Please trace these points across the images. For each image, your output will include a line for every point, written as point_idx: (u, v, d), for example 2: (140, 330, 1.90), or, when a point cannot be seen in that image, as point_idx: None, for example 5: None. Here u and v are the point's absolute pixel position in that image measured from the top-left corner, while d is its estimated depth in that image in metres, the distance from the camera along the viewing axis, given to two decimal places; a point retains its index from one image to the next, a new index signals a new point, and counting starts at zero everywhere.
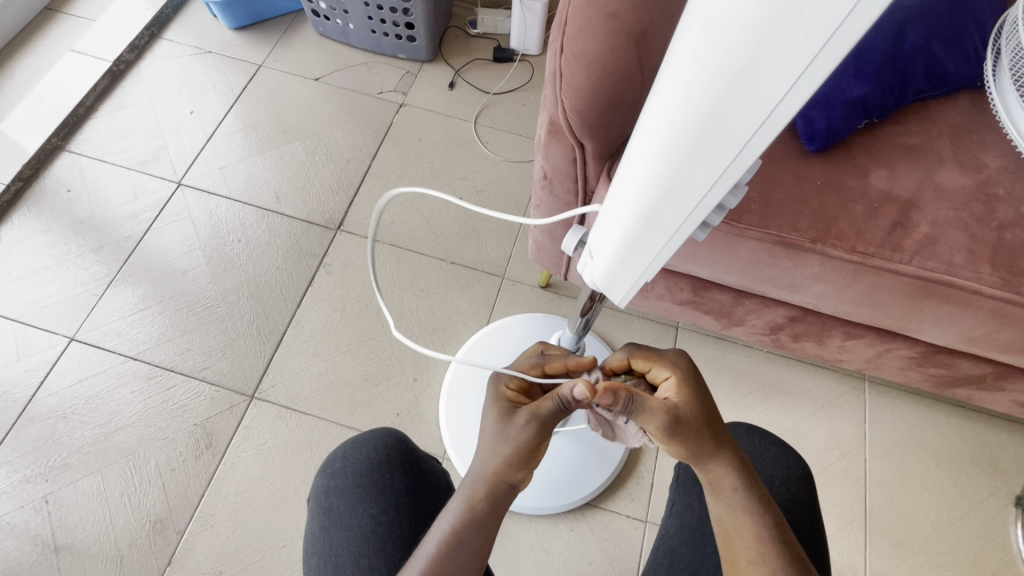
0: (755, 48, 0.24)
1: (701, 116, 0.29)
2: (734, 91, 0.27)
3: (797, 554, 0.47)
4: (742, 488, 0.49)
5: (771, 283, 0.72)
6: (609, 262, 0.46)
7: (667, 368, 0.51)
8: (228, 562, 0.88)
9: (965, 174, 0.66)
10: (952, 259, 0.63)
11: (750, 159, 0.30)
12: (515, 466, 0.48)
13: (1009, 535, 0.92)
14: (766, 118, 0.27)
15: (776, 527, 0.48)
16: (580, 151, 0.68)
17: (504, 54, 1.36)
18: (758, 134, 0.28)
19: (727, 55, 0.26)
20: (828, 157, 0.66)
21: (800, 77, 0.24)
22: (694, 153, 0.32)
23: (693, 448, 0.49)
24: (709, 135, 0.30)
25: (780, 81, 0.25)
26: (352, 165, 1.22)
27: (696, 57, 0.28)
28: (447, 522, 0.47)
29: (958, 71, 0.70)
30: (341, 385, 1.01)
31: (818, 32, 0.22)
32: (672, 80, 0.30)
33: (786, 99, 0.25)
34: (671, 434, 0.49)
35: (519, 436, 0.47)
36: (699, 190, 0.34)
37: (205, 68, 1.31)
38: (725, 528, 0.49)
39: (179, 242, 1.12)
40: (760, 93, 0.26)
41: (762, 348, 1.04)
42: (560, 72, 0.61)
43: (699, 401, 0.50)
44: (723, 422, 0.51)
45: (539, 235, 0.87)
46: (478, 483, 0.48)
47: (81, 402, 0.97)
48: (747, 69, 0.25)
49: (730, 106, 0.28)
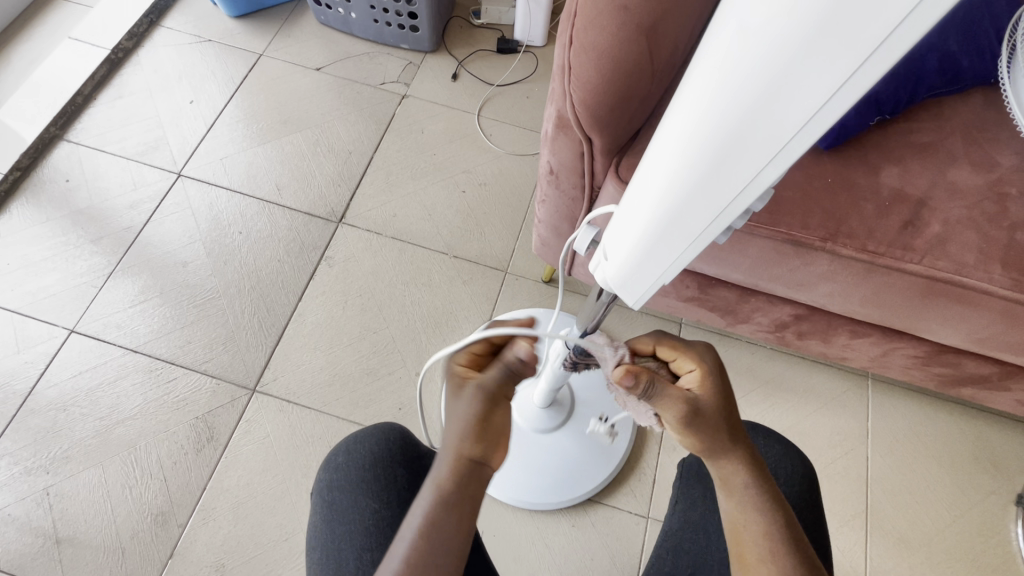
0: (796, 50, 0.23)
1: (734, 119, 0.29)
2: (769, 97, 0.26)
3: (806, 555, 0.47)
4: (755, 486, 0.49)
5: (779, 281, 0.71)
6: (624, 264, 0.46)
7: (693, 360, 0.51)
8: (230, 555, 0.88)
9: (977, 173, 0.65)
10: (963, 260, 0.62)
11: (782, 167, 0.29)
12: (471, 440, 0.47)
13: (1009, 533, 0.92)
14: (804, 125, 0.26)
15: (787, 528, 0.48)
16: (588, 147, 0.67)
17: (508, 45, 1.35)
18: (794, 141, 0.27)
19: (764, 58, 0.25)
20: (839, 154, 0.65)
21: (846, 81, 0.23)
22: (723, 157, 0.31)
23: (709, 443, 0.49)
24: (740, 139, 0.29)
25: (825, 85, 0.24)
26: (354, 157, 1.21)
27: (729, 59, 0.27)
28: (420, 509, 0.45)
29: (972, 67, 0.68)
30: (343, 378, 1.01)
31: (867, 38, 0.21)
32: (702, 81, 0.29)
33: (827, 106, 0.25)
34: (686, 426, 0.49)
35: (467, 409, 0.47)
36: (726, 195, 0.33)
37: (205, 57, 1.29)
38: (732, 518, 0.49)
39: (179, 234, 1.11)
40: (799, 98, 0.25)
41: (766, 345, 1.04)
42: (570, 65, 0.60)
43: (721, 397, 0.50)
44: (741, 420, 0.51)
45: (543, 229, 0.87)
46: (443, 465, 0.47)
47: (81, 394, 0.97)
48: (786, 72, 0.25)
49: (764, 111, 0.27)
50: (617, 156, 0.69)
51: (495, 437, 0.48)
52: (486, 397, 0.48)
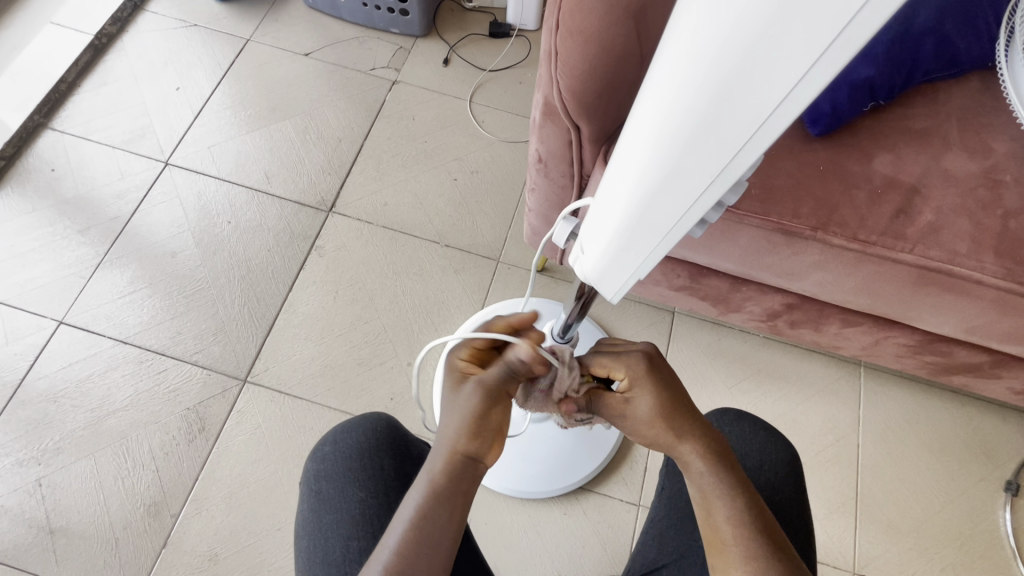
0: (762, 30, 0.23)
1: (700, 108, 0.28)
2: (735, 82, 0.25)
3: (776, 537, 0.46)
4: (716, 469, 0.49)
5: (770, 271, 0.70)
6: (600, 257, 0.45)
7: (624, 370, 0.51)
8: (224, 545, 0.88)
9: (971, 160, 0.64)
10: (955, 248, 0.61)
11: (754, 157, 0.29)
12: (468, 435, 0.48)
13: (998, 519, 0.93)
14: (775, 110, 0.25)
15: (755, 513, 0.47)
16: (576, 134, 0.66)
17: (501, 29, 1.32)
18: (765, 128, 0.26)
19: (726, 46, 0.24)
20: (833, 141, 0.64)
21: (817, 61, 0.22)
22: (694, 147, 0.30)
23: (660, 436, 0.50)
24: (707, 130, 0.29)
25: (789, 74, 0.23)
26: (344, 145, 1.19)
27: (694, 44, 0.26)
28: (412, 500, 0.46)
29: (969, 51, 0.67)
30: (335, 368, 1.00)
31: (827, 25, 0.21)
32: (667, 70, 0.29)
33: (795, 93, 0.24)
34: (633, 424, 0.52)
35: (466, 402, 0.49)
36: (698, 188, 0.32)
37: (191, 42, 1.27)
38: (703, 505, 0.48)
39: (168, 224, 1.10)
40: (767, 82, 0.24)
41: (759, 334, 1.03)
42: (555, 50, 0.58)
43: (661, 395, 0.50)
44: (693, 409, 0.51)
45: (534, 218, 0.85)
46: (437, 458, 0.48)
47: (71, 385, 0.96)
48: (750, 55, 0.24)
49: (733, 96, 0.26)
50: (606, 143, 0.68)
51: (489, 434, 0.49)
52: (484, 393, 0.49)
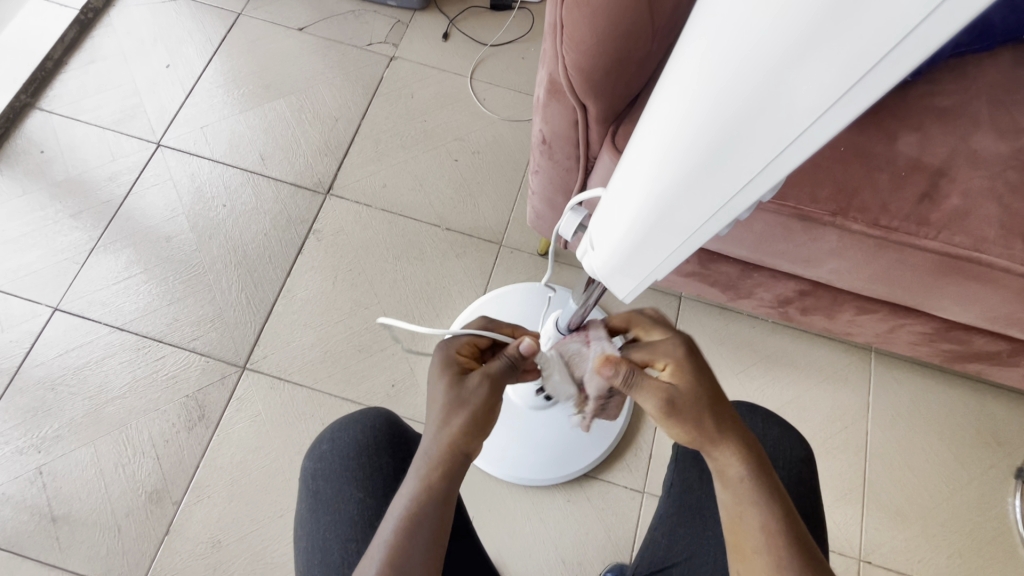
0: (810, 26, 0.20)
1: (729, 108, 0.26)
2: (770, 87, 0.23)
3: (808, 548, 0.45)
4: (750, 475, 0.47)
5: (785, 258, 0.68)
6: (612, 255, 0.43)
7: (666, 354, 0.50)
8: (226, 532, 0.88)
9: (1002, 140, 0.60)
10: (981, 234, 0.58)
11: (787, 165, 0.26)
12: (468, 435, 0.49)
13: (1008, 506, 0.92)
14: (820, 115, 0.23)
15: (788, 525, 0.45)
16: (582, 114, 0.62)
17: (502, 1, 1.27)
18: (812, 129, 0.24)
19: (761, 46, 0.22)
20: (854, 121, 0.61)
21: (878, 62, 0.19)
22: (720, 151, 0.28)
23: (697, 431, 0.48)
24: (738, 133, 0.26)
25: (833, 85, 0.21)
26: (340, 124, 1.15)
27: (723, 40, 0.24)
28: (405, 493, 0.47)
29: (1003, 21, 0.63)
30: (335, 354, 0.99)
31: (879, 39, 0.18)
32: (693, 64, 0.26)
33: (838, 105, 0.22)
34: (668, 416, 0.48)
35: (473, 397, 0.50)
36: (725, 193, 0.30)
37: (180, 17, 1.22)
38: (734, 513, 0.47)
39: (161, 207, 1.07)
40: (806, 91, 0.22)
41: (767, 319, 1.01)
42: (561, 24, 0.54)
43: (702, 385, 0.49)
44: (728, 408, 0.49)
45: (537, 202, 0.83)
46: (429, 456, 0.48)
47: (69, 372, 0.95)
48: (788, 61, 0.21)
49: (769, 98, 0.24)
50: (613, 124, 0.64)
51: (482, 429, 0.50)
52: (491, 386, 0.51)
